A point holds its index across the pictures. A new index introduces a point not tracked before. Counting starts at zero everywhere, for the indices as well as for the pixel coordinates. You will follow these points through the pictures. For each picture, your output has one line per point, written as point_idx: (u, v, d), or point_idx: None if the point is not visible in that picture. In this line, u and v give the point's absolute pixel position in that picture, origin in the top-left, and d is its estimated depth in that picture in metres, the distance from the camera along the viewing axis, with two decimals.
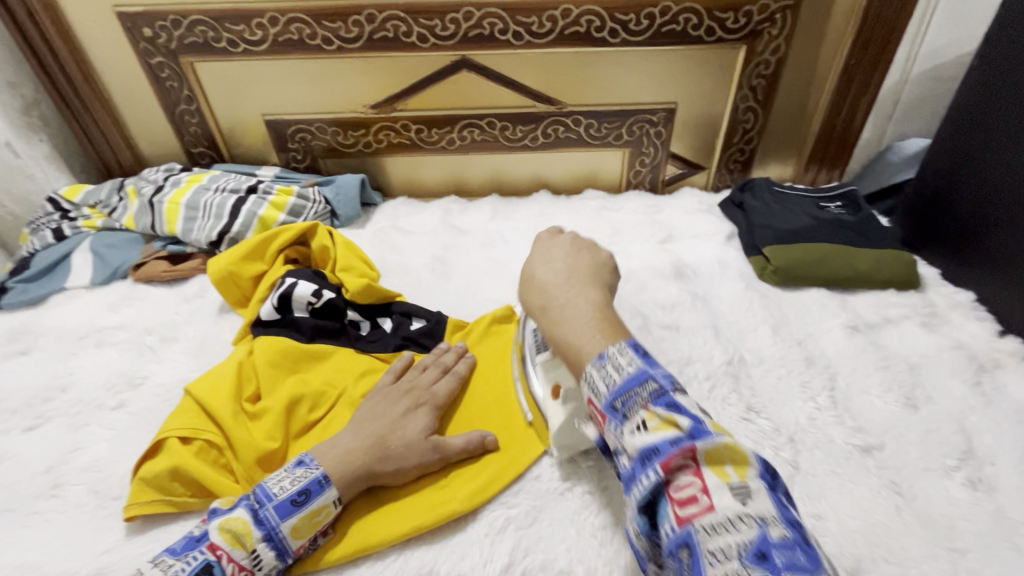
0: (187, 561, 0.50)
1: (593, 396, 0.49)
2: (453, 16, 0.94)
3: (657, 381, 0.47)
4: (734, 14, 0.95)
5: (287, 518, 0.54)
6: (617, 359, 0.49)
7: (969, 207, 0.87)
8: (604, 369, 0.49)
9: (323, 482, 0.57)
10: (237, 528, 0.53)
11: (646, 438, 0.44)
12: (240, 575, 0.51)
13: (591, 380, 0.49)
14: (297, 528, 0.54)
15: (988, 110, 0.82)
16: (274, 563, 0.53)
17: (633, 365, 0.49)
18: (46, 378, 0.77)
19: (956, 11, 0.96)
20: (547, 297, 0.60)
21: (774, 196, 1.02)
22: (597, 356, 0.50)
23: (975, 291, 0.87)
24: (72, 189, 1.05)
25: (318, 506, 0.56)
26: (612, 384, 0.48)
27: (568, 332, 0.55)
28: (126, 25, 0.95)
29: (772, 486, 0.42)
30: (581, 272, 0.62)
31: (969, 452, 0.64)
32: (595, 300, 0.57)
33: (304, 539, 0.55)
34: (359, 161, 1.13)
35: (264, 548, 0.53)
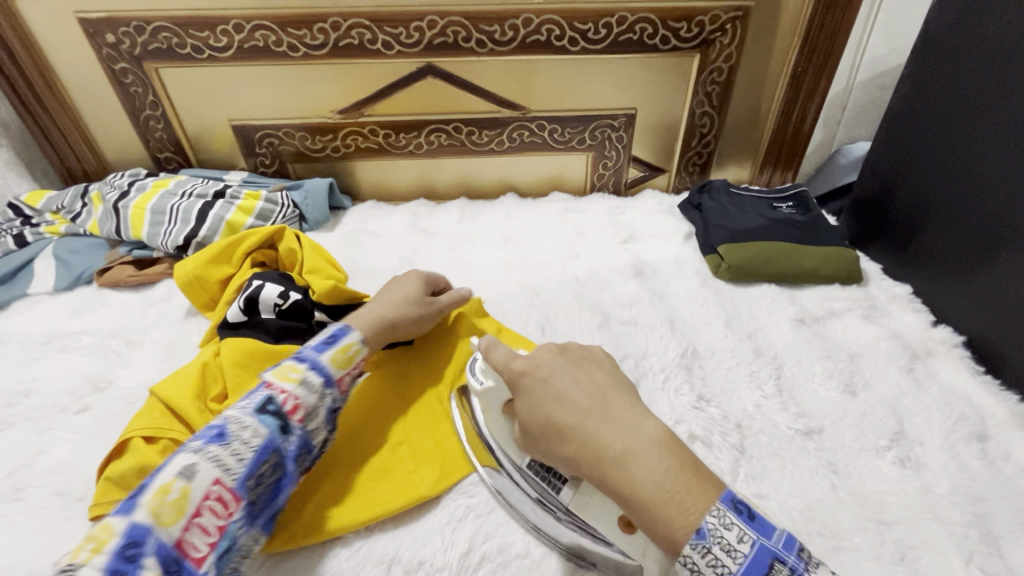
0: (250, 399, 0.57)
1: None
2: (417, 25, 0.96)
3: (787, 565, 0.40)
4: (687, 24, 1.00)
5: (324, 353, 0.63)
6: (724, 535, 0.40)
7: (906, 206, 0.92)
8: (710, 553, 0.40)
9: (345, 329, 0.67)
10: (286, 368, 0.60)
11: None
12: (295, 402, 0.58)
13: (694, 567, 0.41)
14: (335, 359, 0.63)
15: (921, 115, 0.88)
16: (324, 390, 0.60)
17: (751, 542, 0.40)
18: (8, 383, 0.77)
19: (893, 22, 1.02)
20: (597, 445, 0.47)
21: (729, 197, 1.07)
22: (699, 535, 0.41)
23: (912, 285, 0.92)
24: (34, 195, 1.04)
25: (347, 344, 0.65)
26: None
27: (653, 496, 0.43)
28: (89, 31, 0.95)
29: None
30: (608, 389, 0.51)
31: (900, 433, 0.69)
32: (658, 435, 0.46)
33: (345, 370, 0.64)
34: (328, 166, 1.14)
35: (313, 375, 0.60)
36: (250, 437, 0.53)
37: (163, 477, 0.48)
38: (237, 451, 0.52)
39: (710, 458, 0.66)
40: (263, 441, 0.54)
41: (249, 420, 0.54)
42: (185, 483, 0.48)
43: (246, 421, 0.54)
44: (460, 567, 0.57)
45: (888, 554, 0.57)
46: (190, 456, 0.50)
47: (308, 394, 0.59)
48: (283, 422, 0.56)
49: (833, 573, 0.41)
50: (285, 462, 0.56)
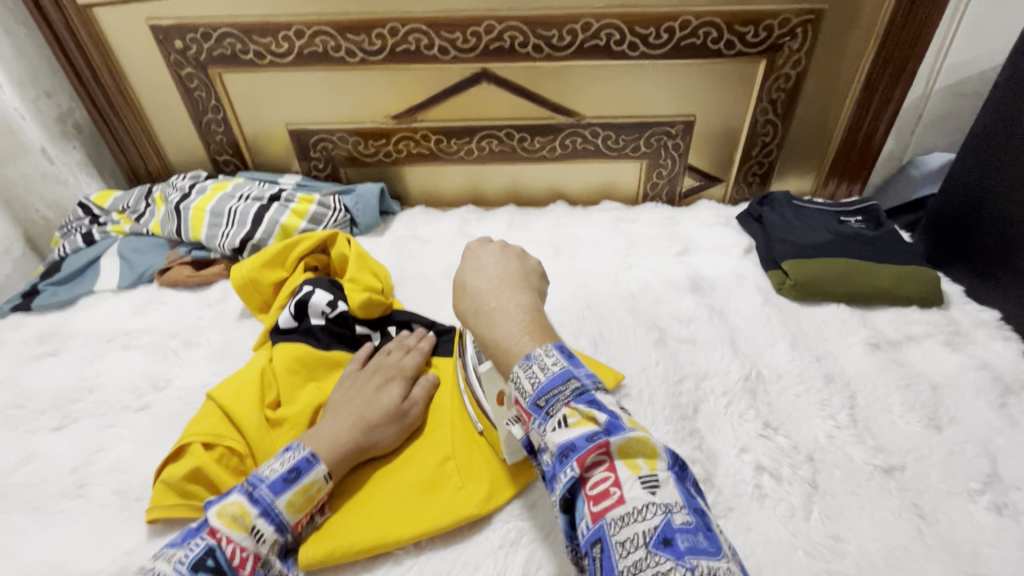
0: (189, 548, 0.51)
1: (519, 396, 0.48)
2: (474, 30, 0.95)
3: (580, 381, 0.47)
4: (755, 28, 0.95)
5: (282, 494, 0.56)
6: (544, 359, 0.49)
7: (996, 224, 0.85)
8: (531, 369, 0.48)
9: (311, 459, 0.59)
10: (235, 511, 0.53)
11: (565, 435, 0.44)
12: (243, 554, 0.52)
13: (517, 379, 0.49)
14: (293, 503, 0.56)
15: (1015, 127, 0.81)
16: (276, 537, 0.55)
17: (558, 364, 0.48)
18: (74, 379, 0.79)
19: (982, 25, 0.95)
20: (479, 301, 0.57)
21: (794, 210, 1.02)
22: (525, 357, 0.50)
23: (1000, 310, 0.85)
24: (102, 195, 1.08)
25: (308, 481, 0.58)
26: (538, 382, 0.47)
27: (498, 332, 0.54)
28: (159, 37, 0.98)
29: (679, 468, 0.44)
30: (513, 276, 0.60)
31: (994, 476, 0.63)
32: (526, 306, 0.56)
33: (301, 512, 0.57)
34: (379, 170, 1.14)
35: (264, 524, 0.54)
36: None
37: None
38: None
39: (779, 492, 0.61)
40: None
41: None
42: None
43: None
44: None
45: None
46: None
47: (257, 544, 0.53)
48: None
49: (619, 404, 0.47)
50: None
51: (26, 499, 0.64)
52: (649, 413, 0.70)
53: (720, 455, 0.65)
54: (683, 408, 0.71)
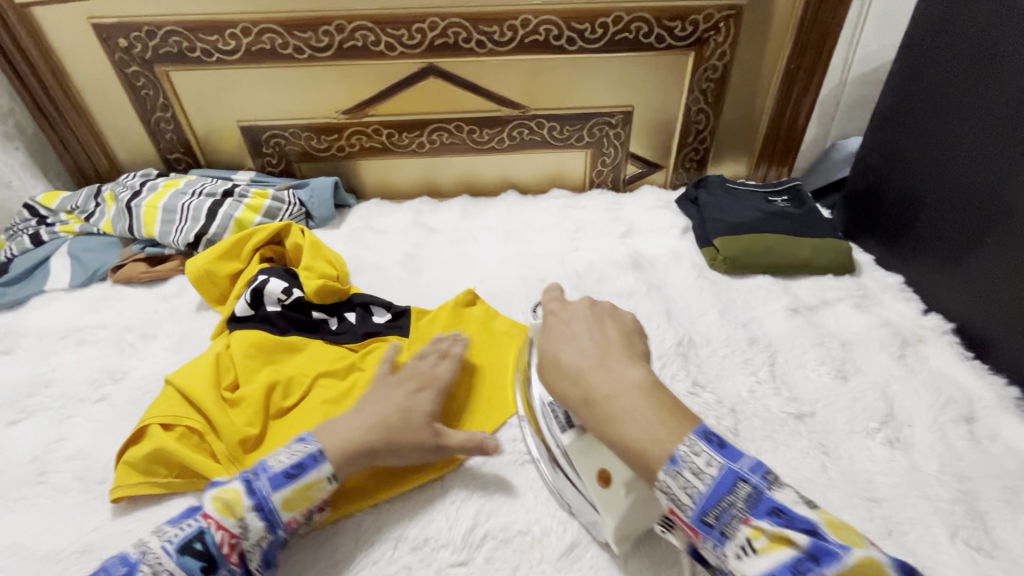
0: (181, 528, 0.53)
1: (676, 508, 0.45)
2: (419, 26, 0.99)
3: (750, 483, 0.43)
4: (681, 23, 1.02)
5: (280, 490, 0.55)
6: (694, 461, 0.45)
7: (899, 196, 0.94)
8: (682, 476, 0.45)
9: (317, 457, 0.57)
10: (229, 497, 0.54)
11: (758, 564, 0.40)
12: (231, 541, 0.53)
13: (669, 491, 0.45)
14: (290, 500, 0.55)
15: (909, 109, 0.90)
16: (264, 532, 0.54)
17: (716, 465, 0.44)
18: (28, 375, 0.80)
19: (883, 18, 1.05)
20: (587, 385, 0.53)
21: (726, 191, 1.10)
22: (670, 461, 0.45)
23: (903, 274, 0.94)
24: (49, 196, 1.07)
25: (309, 481, 0.56)
26: (697, 495, 0.44)
27: (621, 423, 0.49)
28: (101, 36, 0.98)
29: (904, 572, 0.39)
30: (611, 344, 0.57)
31: (890, 416, 0.71)
32: (643, 382, 0.52)
33: (297, 511, 0.56)
34: (333, 165, 1.17)
35: (254, 518, 0.54)
36: None
37: None
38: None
39: None
40: None
41: (167, 561, 0.50)
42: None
43: (164, 564, 0.50)
44: (464, 542, 0.59)
45: (875, 529, 0.59)
46: None
47: (245, 535, 0.53)
48: (208, 564, 0.51)
49: (800, 495, 0.43)
50: None
51: None
52: None
53: None
54: None
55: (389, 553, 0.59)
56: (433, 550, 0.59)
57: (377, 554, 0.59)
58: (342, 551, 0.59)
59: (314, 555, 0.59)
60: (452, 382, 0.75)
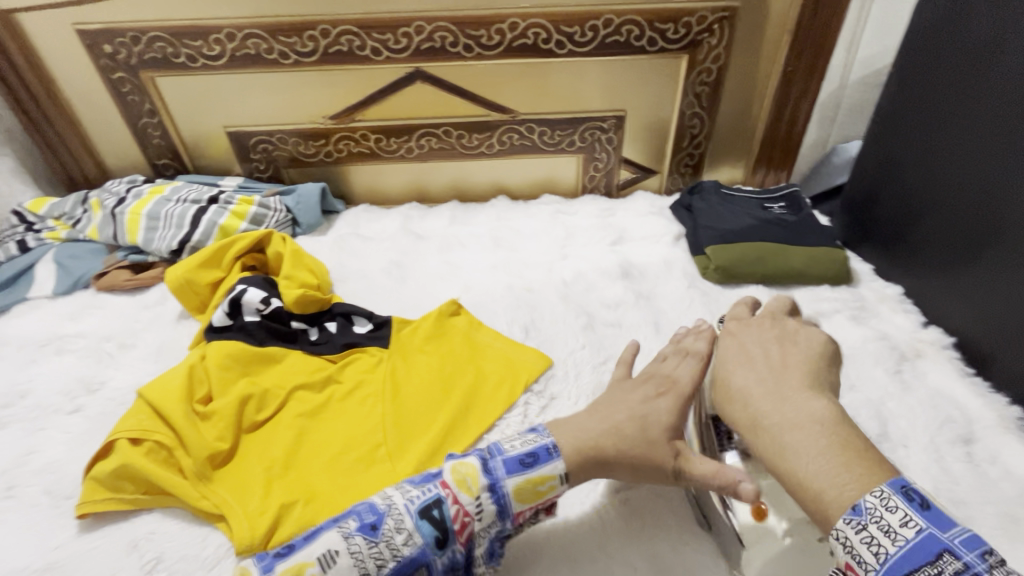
0: (424, 490, 0.53)
1: (855, 564, 0.43)
2: (405, 30, 0.97)
3: (962, 559, 0.39)
4: (674, 25, 1.00)
5: (512, 476, 0.54)
6: (884, 517, 0.42)
7: (894, 205, 0.91)
8: (866, 530, 0.42)
9: (551, 451, 0.56)
10: (467, 472, 0.54)
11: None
12: (463, 518, 0.52)
13: (846, 542, 0.43)
14: (523, 491, 0.54)
15: (906, 114, 0.87)
16: (495, 517, 0.53)
17: (918, 527, 0.41)
18: (5, 385, 0.79)
19: (883, 19, 1.01)
20: (755, 411, 0.53)
21: (720, 198, 1.07)
22: (853, 512, 0.43)
23: (903, 285, 0.91)
24: (37, 202, 1.07)
25: (542, 474, 0.54)
26: (885, 556, 0.41)
27: (790, 450, 0.49)
28: (87, 43, 0.98)
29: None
30: (781, 369, 0.56)
31: (883, 435, 0.68)
32: (826, 415, 0.50)
33: (528, 505, 0.54)
34: (322, 171, 1.16)
35: (488, 499, 0.53)
36: (400, 544, 0.50)
37: None
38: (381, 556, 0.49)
39: None
40: (412, 552, 0.50)
41: (408, 521, 0.51)
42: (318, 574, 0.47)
43: (406, 523, 0.51)
44: None
45: None
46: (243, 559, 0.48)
47: (478, 515, 0.52)
48: (441, 535, 0.51)
49: None
50: None
51: None
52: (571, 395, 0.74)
53: None
54: None
55: None
56: None
57: None
58: None
59: None
60: (430, 398, 0.73)
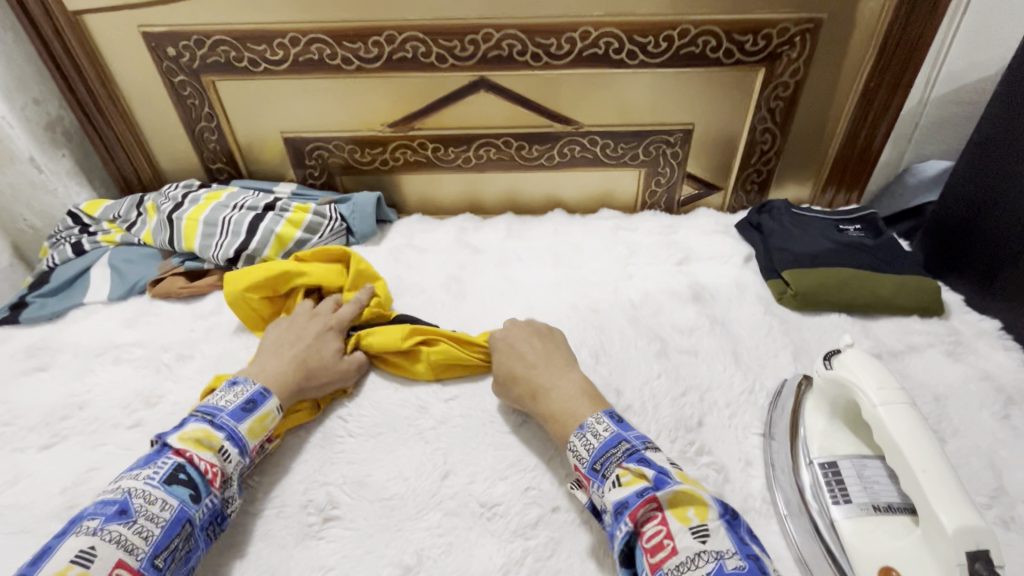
0: (158, 467, 0.56)
1: (579, 464, 0.59)
2: (472, 37, 0.94)
3: (630, 443, 0.58)
4: (753, 37, 0.95)
5: (242, 421, 0.63)
6: (597, 428, 0.60)
7: (993, 234, 0.84)
8: (586, 439, 0.60)
9: (244, 407, 0.64)
10: (198, 434, 0.59)
11: (619, 493, 0.54)
12: (213, 469, 0.58)
13: (576, 451, 0.60)
14: (253, 429, 0.63)
15: (1012, 136, 0.80)
16: (239, 459, 0.61)
17: (609, 430, 0.60)
18: (63, 395, 0.77)
19: (978, 34, 0.95)
20: (533, 381, 0.68)
21: (792, 218, 1.01)
22: (579, 427, 0.61)
23: (1001, 319, 0.85)
24: (93, 204, 1.05)
25: (264, 412, 0.65)
26: (592, 450, 0.59)
27: (555, 402, 0.66)
28: (150, 45, 0.96)
29: (731, 515, 0.52)
30: (546, 355, 0.72)
31: (1000, 490, 0.63)
32: (576, 382, 0.68)
33: (259, 438, 0.64)
34: (375, 178, 1.13)
35: (228, 446, 0.61)
36: (156, 511, 0.53)
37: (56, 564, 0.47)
38: (142, 529, 0.51)
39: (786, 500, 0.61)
40: (171, 514, 0.54)
41: (156, 492, 0.54)
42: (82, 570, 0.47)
43: (152, 494, 0.54)
44: None
45: None
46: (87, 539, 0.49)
47: (224, 462, 0.60)
48: (194, 491, 0.56)
49: (667, 459, 0.58)
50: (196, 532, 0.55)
51: (14, 521, 0.63)
52: (652, 428, 0.69)
53: (729, 469, 0.65)
54: (687, 420, 0.70)
55: None
56: None
57: None
58: None
59: None
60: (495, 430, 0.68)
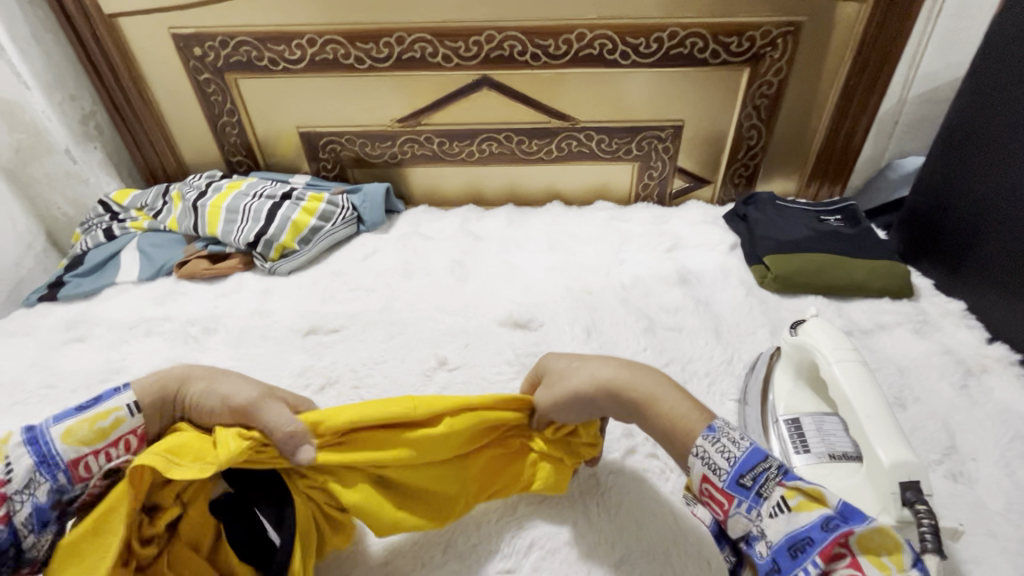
0: None
1: (711, 474, 0.50)
2: (476, 39, 1.01)
3: (778, 459, 0.49)
4: (738, 38, 1.02)
5: (61, 422, 0.51)
6: (733, 433, 0.51)
7: (958, 222, 0.91)
8: (720, 442, 0.50)
9: (71, 406, 0.52)
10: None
11: (792, 522, 0.45)
12: None
13: (706, 456, 0.50)
14: (73, 434, 0.51)
15: (978, 129, 0.86)
16: (34, 473, 0.49)
17: (750, 441, 0.50)
18: (100, 362, 0.85)
19: (949, 36, 1.01)
20: (631, 397, 0.57)
21: (775, 209, 1.07)
22: (708, 430, 0.52)
23: (966, 301, 0.91)
24: (122, 194, 1.13)
25: (103, 411, 0.52)
26: (734, 460, 0.49)
27: (670, 406, 0.54)
28: (178, 45, 1.04)
29: (847, 521, 0.43)
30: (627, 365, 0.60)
31: (952, 448, 0.69)
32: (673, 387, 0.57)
33: (88, 448, 0.51)
34: (384, 171, 1.20)
35: (20, 457, 0.48)
36: None
37: None
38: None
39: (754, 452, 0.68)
40: None
41: None
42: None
43: None
44: (511, 549, 0.60)
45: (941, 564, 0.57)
46: None
47: (4, 477, 0.47)
48: None
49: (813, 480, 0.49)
50: None
51: None
52: None
53: None
54: None
55: (438, 555, 0.60)
56: (481, 556, 0.60)
57: (427, 556, 0.60)
58: (393, 551, 0.61)
59: (365, 553, 0.61)
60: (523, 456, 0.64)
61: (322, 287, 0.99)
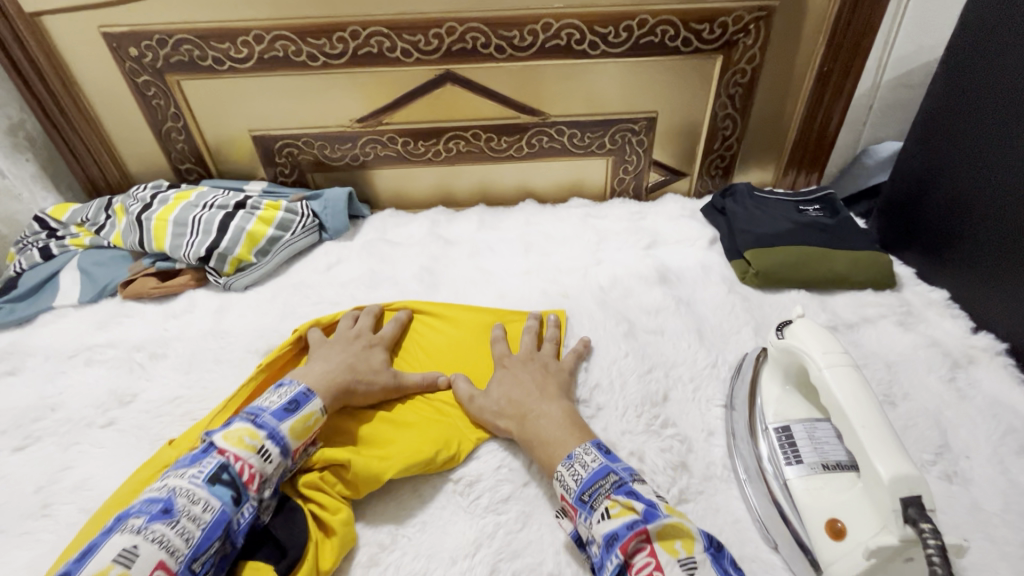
0: (201, 467, 0.54)
1: (564, 492, 0.57)
2: (436, 32, 0.95)
3: (618, 474, 0.57)
4: (710, 25, 0.98)
5: (285, 420, 0.60)
6: (584, 456, 0.59)
7: (939, 209, 0.88)
8: (573, 466, 0.58)
9: (308, 394, 0.64)
10: (242, 433, 0.57)
11: (609, 525, 0.52)
12: (251, 470, 0.55)
13: (562, 478, 0.58)
14: (296, 429, 0.60)
15: (956, 114, 0.84)
16: (282, 460, 0.58)
17: (597, 461, 0.58)
18: (35, 398, 0.78)
19: (923, 18, 0.99)
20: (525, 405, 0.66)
21: (755, 200, 1.04)
22: (567, 457, 0.59)
23: (949, 290, 0.89)
24: (59, 208, 1.04)
25: None
26: (580, 479, 0.57)
27: (544, 430, 0.63)
28: (113, 45, 0.96)
29: (647, 522, 0.51)
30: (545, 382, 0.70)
31: (945, 446, 0.66)
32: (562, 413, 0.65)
33: None
34: (347, 175, 1.14)
35: (272, 446, 0.57)
36: (198, 512, 0.51)
37: (99, 561, 0.45)
38: (184, 531, 0.49)
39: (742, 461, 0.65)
40: (214, 515, 0.51)
41: (200, 492, 0.52)
42: (122, 570, 0.45)
43: (197, 494, 0.52)
44: None
45: None
46: (130, 537, 0.47)
47: (264, 463, 0.56)
48: (236, 492, 0.53)
49: (653, 490, 0.57)
50: (237, 536, 0.53)
51: None
52: (619, 405, 0.71)
53: (693, 440, 0.68)
54: (653, 395, 0.72)
55: None
56: None
57: None
58: None
59: None
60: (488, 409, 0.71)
61: (281, 303, 0.93)
